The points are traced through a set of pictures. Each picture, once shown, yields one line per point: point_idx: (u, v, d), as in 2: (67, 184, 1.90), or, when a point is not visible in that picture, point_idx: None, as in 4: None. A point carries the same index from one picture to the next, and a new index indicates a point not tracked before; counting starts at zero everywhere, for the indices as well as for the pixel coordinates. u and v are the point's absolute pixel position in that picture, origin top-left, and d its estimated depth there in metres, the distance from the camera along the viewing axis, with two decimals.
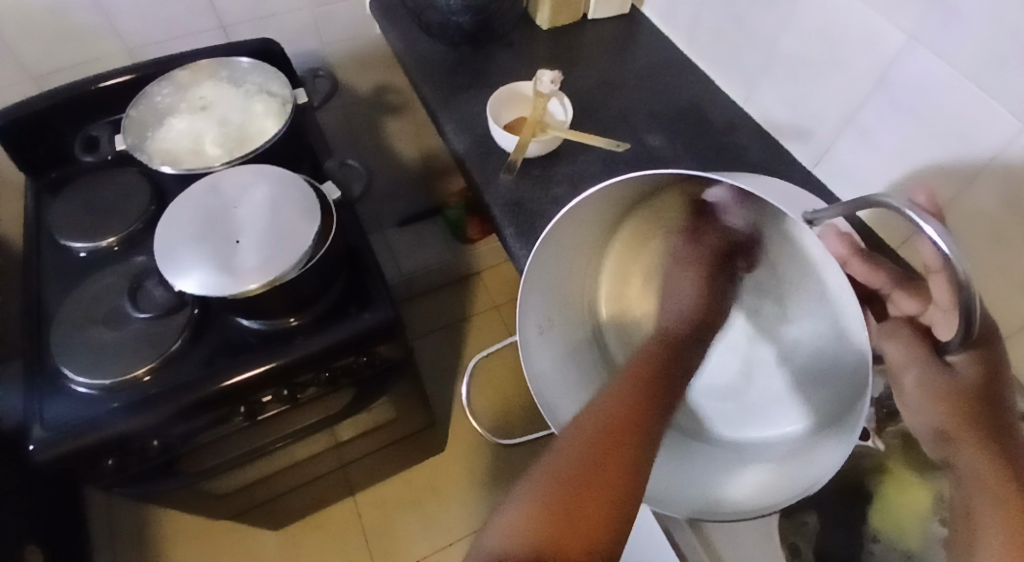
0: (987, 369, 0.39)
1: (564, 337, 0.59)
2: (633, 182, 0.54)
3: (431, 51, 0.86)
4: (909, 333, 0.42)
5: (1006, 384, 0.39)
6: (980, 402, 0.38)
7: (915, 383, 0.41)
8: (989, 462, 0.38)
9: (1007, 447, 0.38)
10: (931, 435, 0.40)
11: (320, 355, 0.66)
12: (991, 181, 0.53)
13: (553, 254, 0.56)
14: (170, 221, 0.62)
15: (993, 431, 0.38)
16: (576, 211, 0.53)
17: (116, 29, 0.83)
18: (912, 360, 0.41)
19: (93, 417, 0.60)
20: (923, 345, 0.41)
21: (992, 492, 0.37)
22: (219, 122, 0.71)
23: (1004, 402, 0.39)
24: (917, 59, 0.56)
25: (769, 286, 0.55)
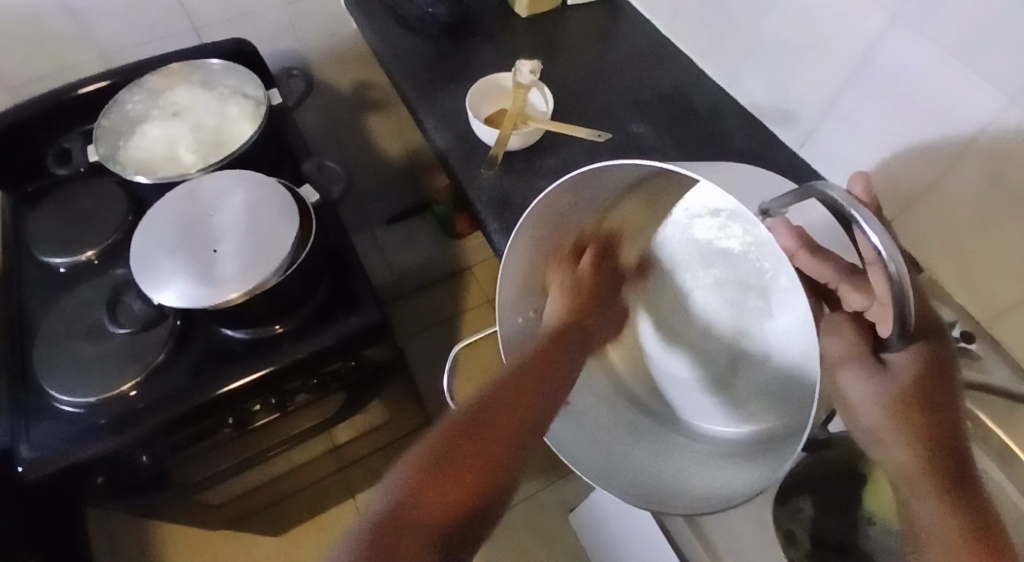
0: (933, 364, 0.34)
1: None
2: (616, 174, 0.50)
3: (409, 45, 0.84)
4: (852, 327, 0.38)
5: (947, 378, 0.34)
6: (922, 402, 0.34)
7: (857, 384, 0.35)
8: (926, 467, 0.33)
9: (947, 451, 0.33)
10: (869, 436, 0.35)
11: (308, 362, 0.65)
12: (977, 159, 0.52)
13: (533, 246, 0.53)
14: (146, 232, 0.60)
15: (932, 432, 0.33)
16: (549, 207, 0.50)
17: (85, 36, 0.81)
18: (851, 358, 0.36)
19: (80, 434, 0.59)
20: (864, 338, 0.37)
21: (934, 503, 0.32)
22: (193, 128, 0.70)
23: (951, 399, 0.34)
24: (897, 37, 0.55)
25: (754, 280, 0.51)
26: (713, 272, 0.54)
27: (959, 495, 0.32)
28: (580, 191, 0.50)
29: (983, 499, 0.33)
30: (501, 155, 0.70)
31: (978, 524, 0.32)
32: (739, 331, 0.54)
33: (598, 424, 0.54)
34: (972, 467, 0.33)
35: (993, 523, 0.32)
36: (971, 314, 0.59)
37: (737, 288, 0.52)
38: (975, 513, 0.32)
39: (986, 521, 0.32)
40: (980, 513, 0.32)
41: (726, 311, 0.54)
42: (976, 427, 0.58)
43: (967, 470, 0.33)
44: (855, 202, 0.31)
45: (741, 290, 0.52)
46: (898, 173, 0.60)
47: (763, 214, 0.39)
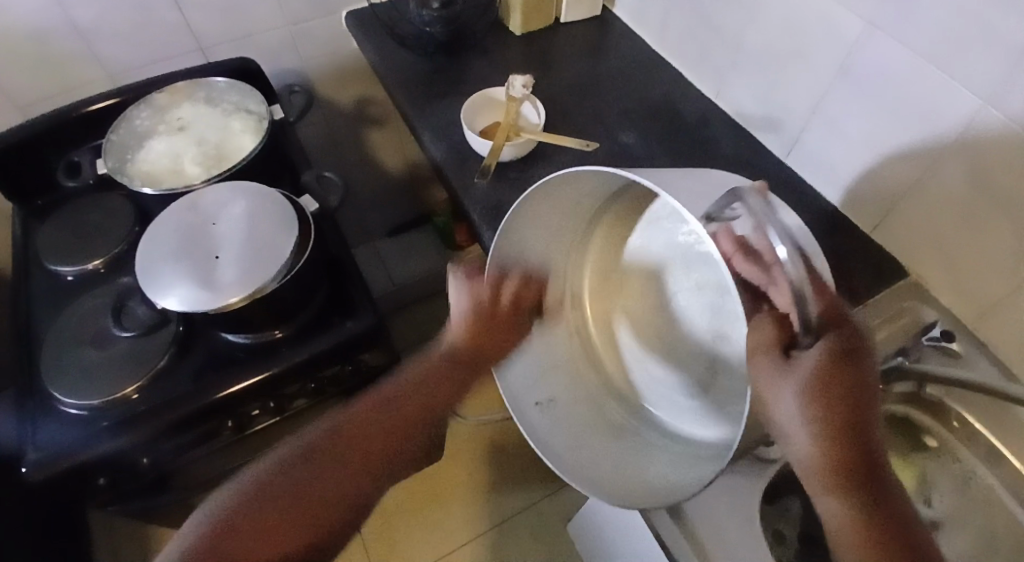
0: (839, 359, 0.37)
1: (545, 323, 0.63)
2: (590, 177, 0.54)
3: (406, 61, 0.87)
4: (773, 323, 0.39)
5: (851, 371, 0.37)
6: (826, 398, 0.36)
7: (771, 385, 0.38)
8: (827, 463, 0.36)
9: (849, 442, 0.37)
10: (780, 431, 0.39)
11: (305, 366, 0.66)
12: (956, 161, 0.54)
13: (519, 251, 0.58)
14: (150, 239, 0.63)
15: (838, 428, 0.37)
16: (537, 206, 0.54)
17: (95, 56, 0.84)
18: (763, 355, 0.38)
19: (85, 437, 0.61)
20: (780, 335, 0.39)
21: (833, 494, 0.36)
22: (197, 142, 0.73)
23: (854, 393, 0.37)
24: (876, 43, 0.57)
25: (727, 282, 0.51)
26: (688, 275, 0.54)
27: (855, 485, 0.36)
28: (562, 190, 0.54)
29: (881, 481, 0.37)
30: (494, 165, 0.73)
31: (871, 506, 0.36)
32: (716, 337, 0.52)
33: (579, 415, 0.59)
34: (871, 457, 0.37)
35: (886, 506, 0.36)
36: (957, 312, 0.60)
37: (714, 291, 0.52)
38: (865, 500, 0.36)
39: (875, 504, 0.36)
40: (874, 497, 0.36)
41: (704, 318, 0.53)
42: (958, 421, 0.62)
43: (865, 461, 0.37)
44: (764, 215, 0.37)
45: (718, 295, 0.52)
46: (880, 176, 0.62)
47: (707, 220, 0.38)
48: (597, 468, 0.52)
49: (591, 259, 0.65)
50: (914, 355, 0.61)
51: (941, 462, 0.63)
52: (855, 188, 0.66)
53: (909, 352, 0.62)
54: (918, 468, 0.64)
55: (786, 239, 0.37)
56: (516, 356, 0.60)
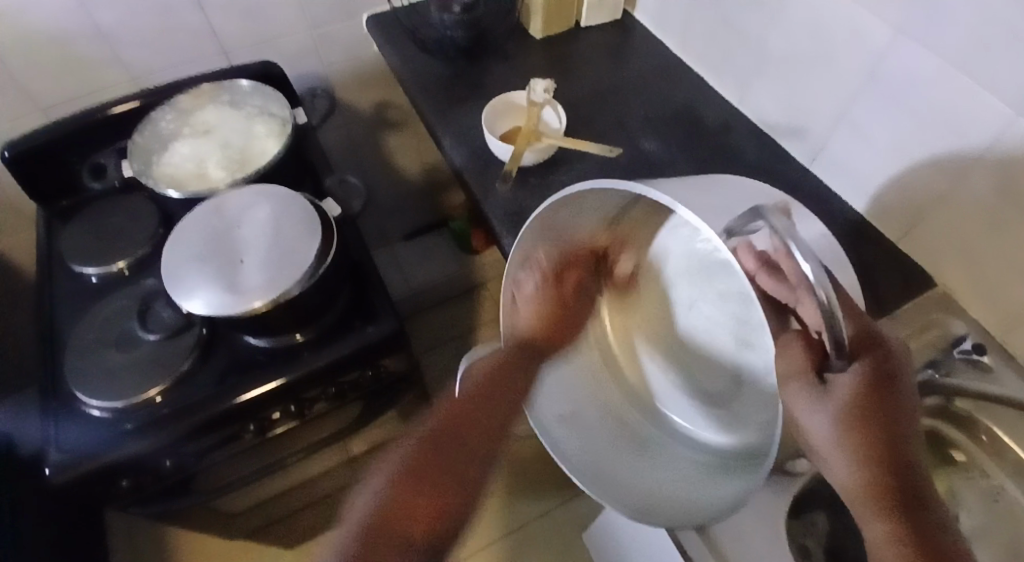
0: (872, 378, 0.35)
1: (564, 336, 0.64)
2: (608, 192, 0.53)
3: (427, 66, 0.87)
4: (802, 343, 0.38)
5: (889, 392, 0.35)
6: (861, 419, 0.35)
7: (802, 407, 0.36)
8: (870, 489, 0.35)
9: (891, 467, 0.35)
10: (818, 454, 0.37)
11: (326, 371, 0.67)
12: (988, 173, 0.53)
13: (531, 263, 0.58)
14: (175, 243, 0.63)
15: (877, 451, 0.35)
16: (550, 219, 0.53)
17: (119, 59, 0.85)
18: (796, 378, 0.37)
19: (108, 440, 0.61)
20: (809, 357, 0.37)
21: (877, 522, 0.35)
22: (220, 145, 0.73)
23: (892, 412, 0.35)
24: (905, 51, 0.56)
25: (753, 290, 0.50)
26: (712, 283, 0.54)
27: (901, 513, 0.34)
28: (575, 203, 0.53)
29: (930, 507, 0.35)
30: (515, 171, 0.73)
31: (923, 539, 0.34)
32: (742, 346, 0.52)
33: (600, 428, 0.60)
34: (916, 482, 0.35)
35: (940, 534, 0.34)
36: (984, 324, 0.60)
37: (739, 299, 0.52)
38: (913, 524, 0.34)
39: (925, 529, 0.34)
40: (926, 527, 0.34)
41: (729, 328, 0.53)
42: (986, 435, 0.61)
43: (907, 483, 0.35)
44: (791, 232, 0.34)
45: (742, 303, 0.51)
46: (908, 185, 0.61)
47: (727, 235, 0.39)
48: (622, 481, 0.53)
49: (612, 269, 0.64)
50: (945, 367, 0.60)
51: (967, 476, 0.62)
52: (882, 197, 0.65)
53: (939, 365, 0.61)
54: (945, 481, 0.63)
55: (813, 254, 0.33)
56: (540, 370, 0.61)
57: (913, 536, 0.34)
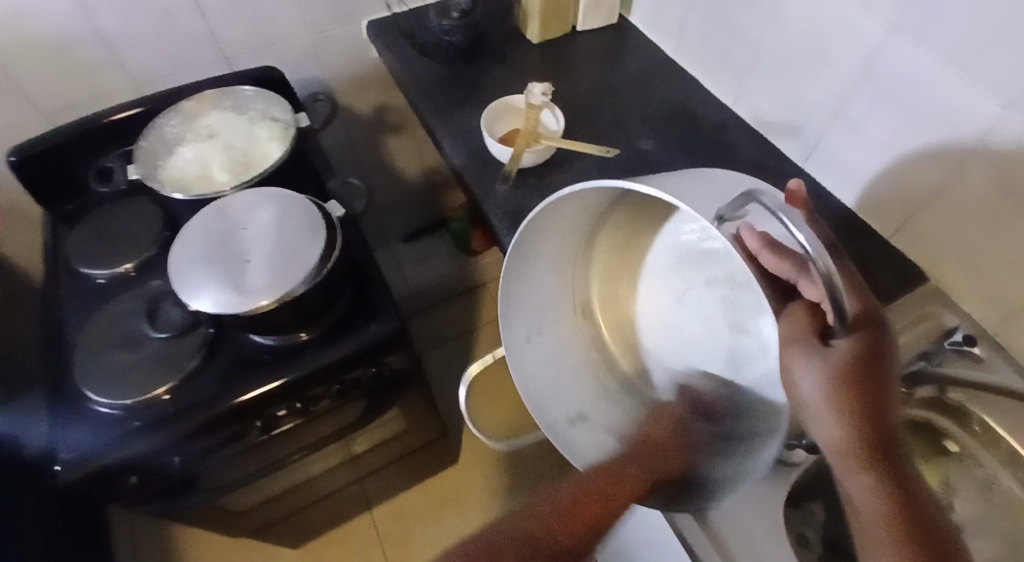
0: (865, 347, 0.38)
1: (562, 339, 0.64)
2: (590, 191, 0.56)
3: (427, 68, 0.89)
4: (806, 313, 0.41)
5: (882, 359, 0.38)
6: (853, 382, 0.37)
7: (802, 366, 0.38)
8: (857, 446, 0.37)
9: (877, 427, 0.37)
10: (809, 417, 0.39)
11: (330, 368, 0.68)
12: (981, 166, 0.55)
13: (528, 266, 0.58)
14: (182, 244, 0.64)
15: (868, 411, 0.37)
16: (543, 217, 0.54)
17: (123, 64, 0.87)
18: (799, 339, 0.39)
19: (117, 436, 0.63)
20: (812, 324, 0.40)
21: (864, 478, 0.37)
22: (225, 148, 0.74)
23: (879, 378, 0.38)
24: (900, 48, 0.58)
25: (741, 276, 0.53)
26: (700, 272, 0.56)
27: (883, 470, 0.37)
28: (567, 202, 0.54)
29: (910, 467, 0.38)
30: (515, 171, 0.74)
31: (901, 494, 0.37)
32: (737, 330, 0.54)
33: (611, 429, 0.61)
34: (896, 441, 0.38)
35: (916, 491, 0.37)
36: (980, 317, 0.61)
37: (727, 286, 0.54)
38: (892, 482, 0.37)
39: (902, 487, 0.37)
40: (905, 484, 0.37)
41: (723, 314, 0.55)
42: (979, 425, 0.63)
43: (889, 444, 0.37)
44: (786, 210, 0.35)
45: (731, 287, 0.54)
46: (902, 181, 0.63)
47: (718, 220, 0.40)
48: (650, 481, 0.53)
49: (599, 267, 0.65)
50: (938, 358, 0.63)
51: (961, 464, 0.64)
52: (875, 192, 0.67)
53: (932, 357, 0.63)
54: (940, 472, 0.65)
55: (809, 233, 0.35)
56: (542, 373, 0.61)
57: (894, 489, 0.37)
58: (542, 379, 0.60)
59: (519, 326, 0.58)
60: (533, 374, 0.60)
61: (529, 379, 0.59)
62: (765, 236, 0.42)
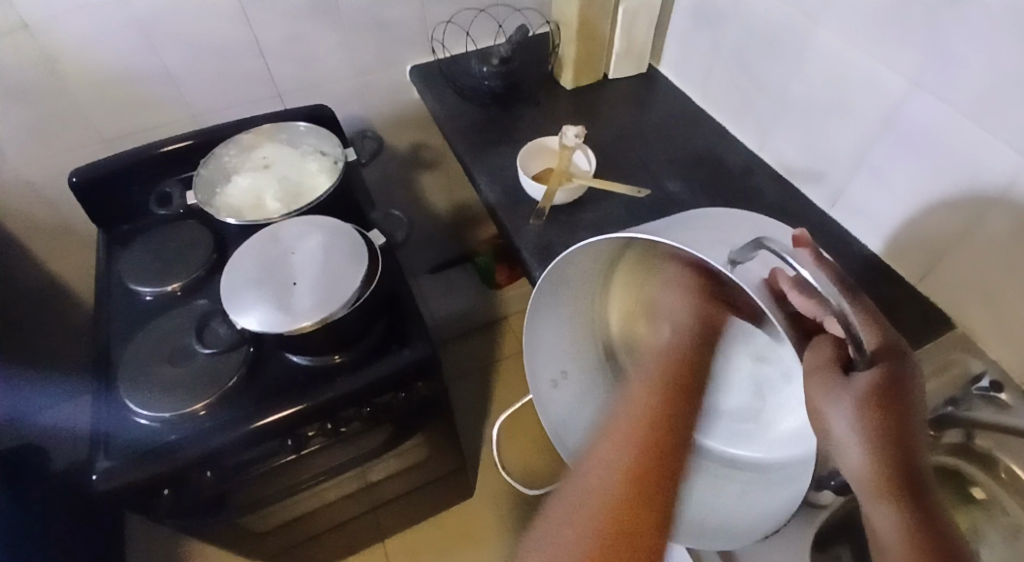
0: (889, 383, 0.40)
1: (589, 379, 0.68)
2: (593, 247, 0.60)
3: (465, 110, 0.94)
4: (831, 344, 0.42)
5: (904, 388, 0.39)
6: (882, 416, 0.39)
7: (826, 394, 0.40)
8: (882, 475, 0.39)
9: (902, 458, 0.39)
10: (841, 447, 0.41)
11: (363, 391, 0.70)
12: (1002, 215, 0.56)
13: (547, 320, 0.63)
14: (234, 266, 0.68)
15: (892, 441, 0.39)
16: (556, 273, 0.59)
17: (185, 98, 0.93)
18: (821, 370, 0.41)
19: (153, 448, 0.65)
20: (836, 354, 0.41)
21: (888, 505, 0.39)
22: (278, 179, 0.79)
23: (907, 415, 0.39)
24: (921, 103, 0.61)
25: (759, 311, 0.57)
26: None
27: (907, 501, 0.39)
28: (576, 256, 0.59)
29: (934, 500, 0.40)
30: (547, 208, 0.77)
31: (920, 523, 0.39)
32: (759, 362, 0.58)
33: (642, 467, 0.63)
34: (923, 472, 0.40)
35: (937, 521, 0.39)
36: (1012, 368, 0.60)
37: (745, 318, 0.59)
38: (915, 515, 0.39)
39: (925, 521, 0.39)
40: (927, 514, 0.39)
41: (744, 347, 0.59)
42: (1005, 473, 0.63)
43: (917, 479, 0.39)
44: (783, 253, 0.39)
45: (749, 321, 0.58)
46: (925, 228, 0.65)
47: (733, 265, 0.43)
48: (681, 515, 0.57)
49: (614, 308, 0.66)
50: (964, 403, 0.64)
51: (988, 512, 0.65)
52: (899, 239, 0.68)
53: (959, 402, 0.64)
54: (969, 519, 0.65)
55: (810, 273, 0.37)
56: (572, 414, 0.67)
57: (915, 519, 0.39)
58: (574, 420, 0.67)
59: (546, 370, 0.65)
60: (564, 417, 0.67)
61: (561, 422, 0.67)
62: (793, 274, 0.43)
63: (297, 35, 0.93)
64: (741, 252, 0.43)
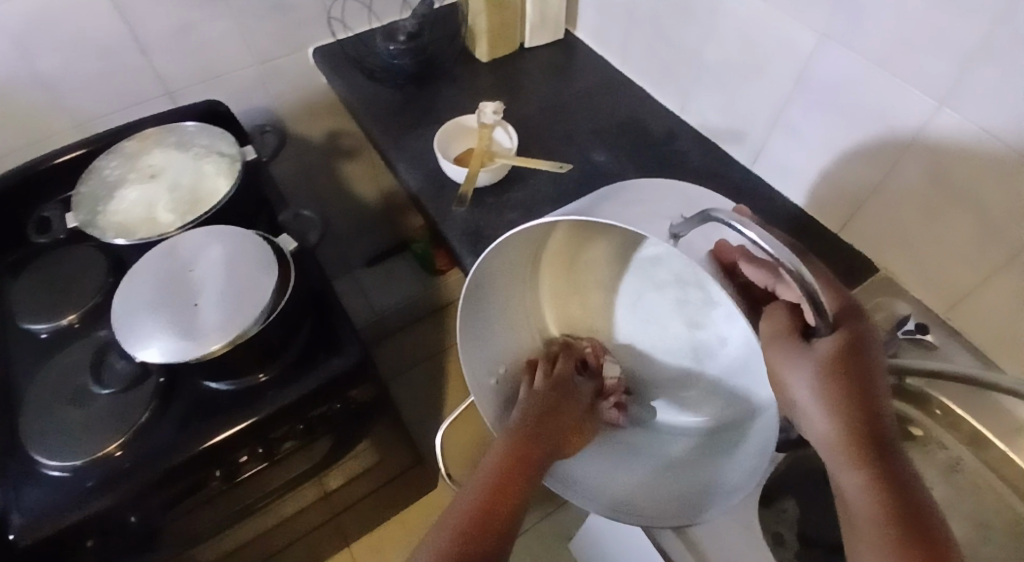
0: (851, 346, 0.38)
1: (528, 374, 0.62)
2: (524, 232, 0.55)
3: (376, 93, 0.88)
4: (785, 315, 0.41)
5: (866, 353, 0.38)
6: (845, 382, 0.38)
7: (785, 363, 0.39)
8: (848, 439, 0.38)
9: (868, 421, 0.38)
10: (811, 412, 0.39)
11: (293, 407, 0.66)
12: (917, 159, 0.56)
13: (483, 315, 0.57)
14: (127, 291, 0.62)
15: (855, 406, 0.38)
16: (490, 259, 0.53)
17: (61, 106, 0.83)
18: (780, 339, 0.40)
19: (67, 499, 0.59)
20: (793, 324, 0.41)
21: (857, 470, 0.38)
22: (170, 188, 0.72)
23: (870, 380, 0.38)
24: (830, 54, 0.59)
25: (689, 276, 0.54)
26: (648, 277, 0.58)
27: (875, 463, 0.38)
28: (512, 240, 0.54)
29: (904, 459, 0.38)
30: (470, 192, 0.73)
31: (891, 485, 0.38)
32: (693, 327, 0.56)
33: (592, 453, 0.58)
34: (890, 434, 0.38)
35: (908, 481, 0.38)
36: (930, 305, 0.62)
37: (676, 286, 0.56)
38: (886, 477, 0.38)
39: (897, 482, 0.38)
40: (897, 476, 0.38)
41: (676, 314, 0.57)
42: (940, 409, 0.63)
43: (885, 443, 0.38)
44: (743, 218, 0.36)
45: (680, 288, 0.55)
46: (840, 179, 0.65)
47: (674, 238, 0.41)
48: (656, 495, 0.52)
49: (548, 290, 0.64)
50: (892, 348, 0.62)
51: (925, 450, 0.64)
52: (821, 192, 0.68)
53: (887, 348, 0.63)
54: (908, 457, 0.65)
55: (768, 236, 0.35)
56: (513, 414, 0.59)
57: (885, 480, 0.38)
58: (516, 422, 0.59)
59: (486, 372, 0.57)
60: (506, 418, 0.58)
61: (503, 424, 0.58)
62: (742, 247, 0.43)
63: (181, 26, 0.84)
64: (680, 226, 0.40)
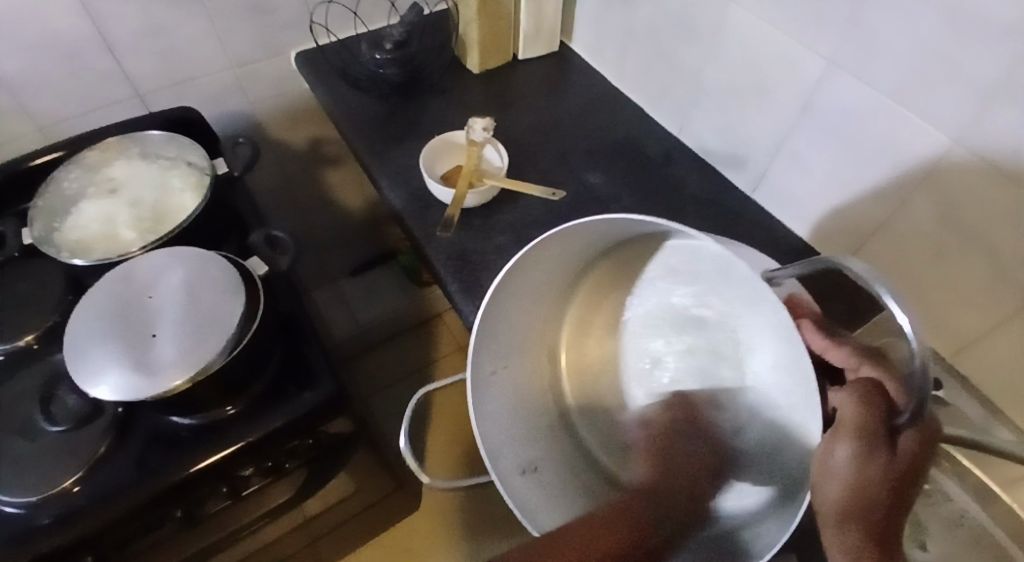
0: (916, 457, 0.35)
1: (519, 376, 0.59)
2: (585, 234, 0.55)
3: (359, 103, 0.83)
4: (873, 397, 0.37)
5: (921, 475, 0.35)
6: (883, 479, 0.35)
7: (844, 443, 0.36)
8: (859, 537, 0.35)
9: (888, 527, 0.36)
10: (823, 503, 0.36)
11: (262, 445, 0.61)
12: (926, 195, 0.53)
13: (509, 292, 0.54)
14: (79, 318, 0.57)
15: (886, 510, 0.35)
16: (554, 237, 0.52)
17: (24, 110, 0.78)
18: (860, 419, 0.36)
19: (12, 543, 0.54)
20: (879, 406, 0.36)
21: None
22: (131, 203, 0.67)
23: (907, 493, 0.35)
24: (839, 81, 0.56)
25: (727, 352, 0.53)
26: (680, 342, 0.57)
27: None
28: (572, 232, 0.53)
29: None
30: (457, 215, 0.69)
31: None
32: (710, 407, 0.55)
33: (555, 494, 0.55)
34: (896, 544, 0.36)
35: None
36: (935, 346, 0.58)
37: (710, 358, 0.55)
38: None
39: None
40: None
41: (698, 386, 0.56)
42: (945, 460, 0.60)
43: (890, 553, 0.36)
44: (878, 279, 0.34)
45: (713, 360, 0.55)
46: (848, 212, 0.61)
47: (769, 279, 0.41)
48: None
49: (572, 319, 0.64)
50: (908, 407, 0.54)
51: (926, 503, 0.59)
52: (825, 224, 0.64)
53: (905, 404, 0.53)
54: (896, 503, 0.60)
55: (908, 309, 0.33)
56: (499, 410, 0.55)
57: None
58: (499, 418, 0.55)
59: (484, 360, 0.54)
60: (491, 412, 0.54)
61: (487, 420, 0.53)
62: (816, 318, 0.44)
63: (152, 27, 0.79)
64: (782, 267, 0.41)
